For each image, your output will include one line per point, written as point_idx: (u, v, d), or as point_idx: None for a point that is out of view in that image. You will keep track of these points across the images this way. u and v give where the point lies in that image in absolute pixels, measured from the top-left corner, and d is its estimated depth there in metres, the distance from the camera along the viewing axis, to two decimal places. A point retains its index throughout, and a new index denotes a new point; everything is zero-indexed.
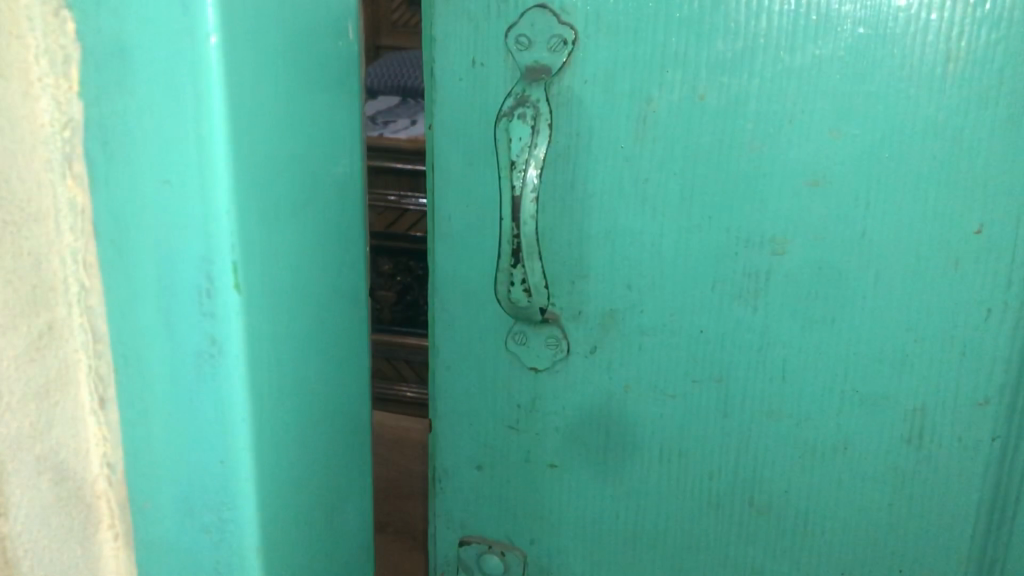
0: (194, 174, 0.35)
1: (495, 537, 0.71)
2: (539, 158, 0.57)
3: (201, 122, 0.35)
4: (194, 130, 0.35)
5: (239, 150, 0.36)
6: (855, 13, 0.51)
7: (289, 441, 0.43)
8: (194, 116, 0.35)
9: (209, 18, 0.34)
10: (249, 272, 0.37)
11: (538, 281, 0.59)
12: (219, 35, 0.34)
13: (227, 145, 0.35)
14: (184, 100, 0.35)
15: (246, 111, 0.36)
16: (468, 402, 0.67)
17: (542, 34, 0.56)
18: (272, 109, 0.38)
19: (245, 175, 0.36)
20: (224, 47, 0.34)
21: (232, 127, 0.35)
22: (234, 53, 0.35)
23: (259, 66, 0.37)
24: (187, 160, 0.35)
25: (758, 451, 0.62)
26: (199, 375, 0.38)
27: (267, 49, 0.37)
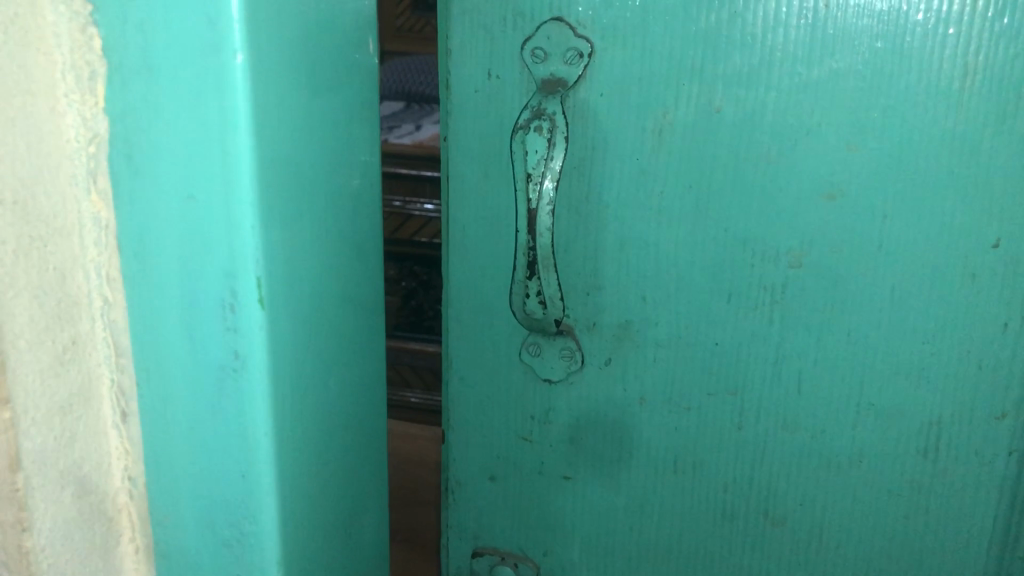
0: (219, 189, 0.36)
1: (508, 548, 0.71)
2: (555, 170, 0.56)
3: (227, 138, 0.35)
4: (219, 145, 0.35)
5: (263, 165, 0.36)
6: (872, 27, 0.51)
7: (309, 454, 0.43)
8: (219, 132, 0.35)
9: (236, 35, 0.34)
10: (271, 288, 0.38)
11: (553, 293, 0.59)
12: (245, 51, 0.34)
13: (251, 161, 0.35)
14: (209, 117, 0.35)
15: (270, 126, 0.36)
16: (483, 412, 0.67)
17: (559, 47, 0.56)
18: (295, 124, 0.38)
19: (269, 191, 0.37)
20: (250, 63, 0.34)
21: (257, 142, 0.35)
22: (260, 69, 0.35)
23: (284, 82, 0.37)
24: (212, 176, 0.35)
25: (772, 463, 0.62)
26: (222, 389, 0.38)
27: (291, 65, 0.38)
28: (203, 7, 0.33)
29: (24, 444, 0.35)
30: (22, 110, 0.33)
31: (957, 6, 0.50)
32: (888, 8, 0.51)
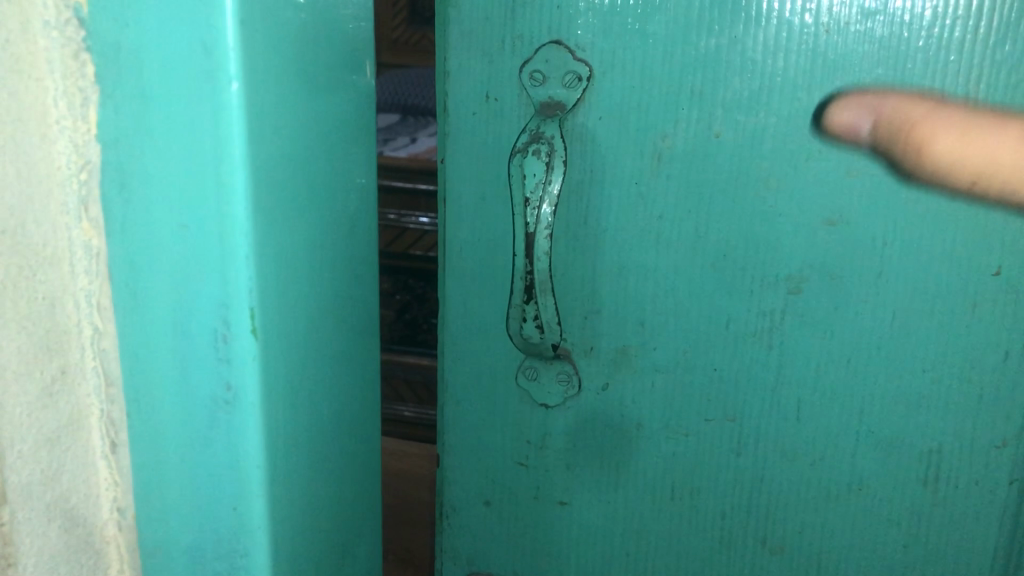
0: (212, 218, 0.35)
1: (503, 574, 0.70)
2: (553, 195, 0.57)
3: (222, 166, 0.34)
4: (214, 174, 0.34)
5: (258, 193, 0.35)
6: (872, 53, 0.51)
7: (302, 484, 0.42)
8: (213, 161, 0.34)
9: (232, 62, 0.33)
10: (265, 318, 0.37)
11: (551, 317, 0.59)
12: (241, 79, 0.33)
13: (246, 190, 0.35)
14: (203, 145, 0.34)
15: (266, 154, 0.36)
16: (478, 436, 0.67)
17: (558, 70, 0.56)
18: (291, 150, 0.38)
19: (264, 220, 0.36)
20: (246, 91, 0.34)
21: (252, 172, 0.35)
22: (256, 96, 0.34)
23: (280, 110, 0.36)
24: (206, 205, 0.35)
25: (770, 490, 0.62)
26: (213, 420, 0.38)
27: (288, 90, 0.37)
28: (198, 34, 0.33)
29: (10, 478, 0.34)
30: (12, 137, 0.33)
31: (958, 33, 0.49)
32: (888, 33, 0.50)
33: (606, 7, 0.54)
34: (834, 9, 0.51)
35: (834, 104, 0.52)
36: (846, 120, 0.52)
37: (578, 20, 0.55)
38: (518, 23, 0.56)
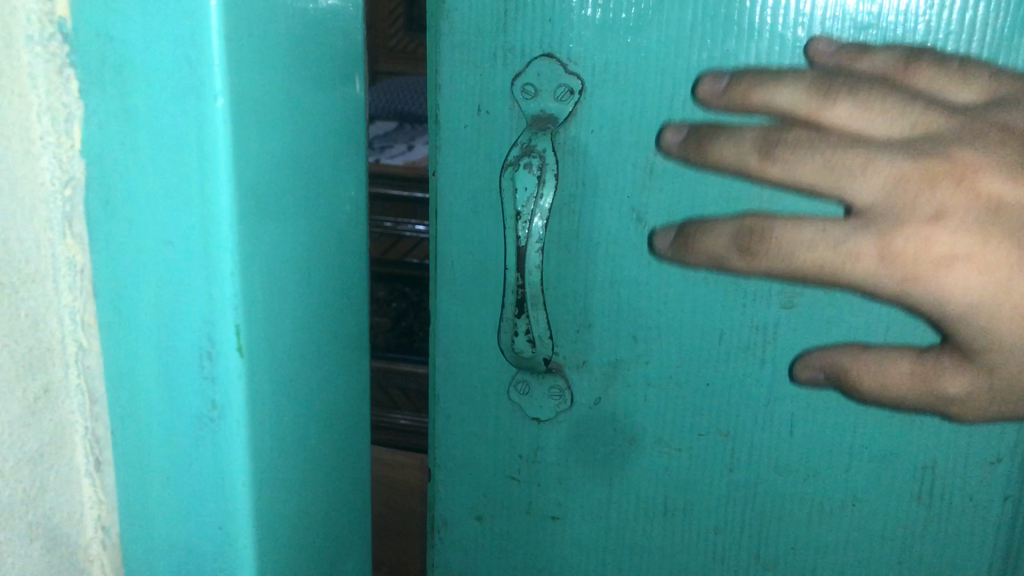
0: (198, 236, 0.35)
1: None
2: (544, 209, 0.57)
3: (207, 183, 0.34)
4: (200, 191, 0.34)
5: (244, 211, 0.35)
6: None
7: (289, 501, 0.42)
8: (199, 177, 0.34)
9: (218, 79, 0.33)
10: (251, 335, 0.36)
11: (542, 332, 0.60)
12: (227, 95, 0.33)
13: (232, 207, 0.34)
14: (189, 162, 0.34)
15: (252, 171, 0.35)
16: (470, 450, 0.67)
17: (549, 83, 0.56)
18: (278, 166, 0.38)
19: (250, 236, 0.36)
20: (232, 107, 0.33)
21: (238, 189, 0.34)
22: (241, 112, 0.34)
23: (268, 126, 0.36)
24: (191, 222, 0.35)
25: (764, 505, 0.61)
26: (199, 438, 0.37)
27: (276, 106, 0.37)
28: (184, 51, 0.32)
29: None
30: None
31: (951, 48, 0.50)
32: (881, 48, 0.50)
33: (599, 21, 0.54)
34: (827, 23, 0.51)
35: None
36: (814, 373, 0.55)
37: (571, 33, 0.55)
38: (510, 36, 0.56)
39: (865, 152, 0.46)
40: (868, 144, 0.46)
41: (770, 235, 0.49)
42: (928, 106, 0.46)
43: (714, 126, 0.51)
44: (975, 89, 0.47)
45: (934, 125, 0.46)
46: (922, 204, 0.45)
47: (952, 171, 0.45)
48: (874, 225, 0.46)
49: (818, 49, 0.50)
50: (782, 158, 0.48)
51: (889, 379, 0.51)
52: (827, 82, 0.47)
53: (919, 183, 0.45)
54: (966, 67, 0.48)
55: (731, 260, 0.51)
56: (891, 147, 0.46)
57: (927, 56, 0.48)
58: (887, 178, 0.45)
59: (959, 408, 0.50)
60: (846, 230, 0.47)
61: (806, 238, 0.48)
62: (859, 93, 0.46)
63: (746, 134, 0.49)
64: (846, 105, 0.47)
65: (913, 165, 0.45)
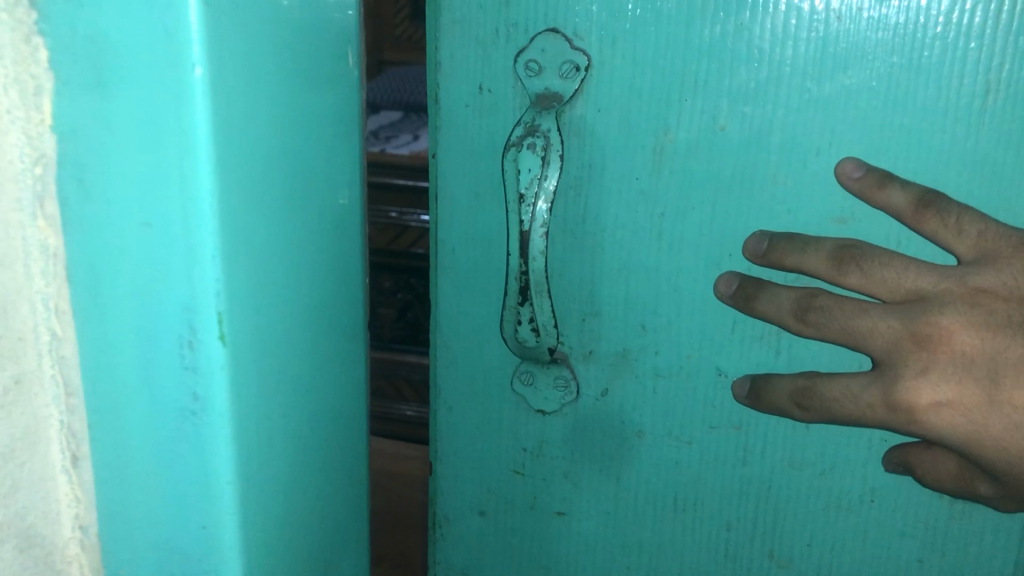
0: (177, 217, 0.32)
1: None
2: (549, 191, 0.54)
3: (186, 160, 0.32)
4: (178, 168, 0.32)
5: (228, 188, 0.33)
6: (886, 41, 0.48)
7: (279, 498, 0.40)
8: (178, 152, 0.32)
9: (195, 47, 0.30)
10: (236, 322, 0.34)
11: (547, 320, 0.57)
12: (205, 63, 0.31)
13: (214, 184, 0.32)
14: (167, 137, 0.31)
15: (237, 147, 0.33)
16: (473, 444, 0.64)
17: (554, 60, 0.54)
18: (264, 142, 0.35)
19: (235, 216, 0.33)
20: (211, 77, 0.31)
21: (220, 166, 0.32)
22: (223, 85, 0.32)
23: (254, 98, 0.34)
24: (170, 203, 0.32)
25: (778, 501, 0.59)
26: (181, 432, 0.35)
27: (263, 78, 0.34)
28: (158, 17, 0.30)
29: None
30: None
31: (979, 19, 0.47)
32: (904, 20, 0.48)
33: None
34: None
35: (846, 93, 0.50)
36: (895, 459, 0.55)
37: (577, 8, 0.52)
38: (513, 10, 0.54)
39: (869, 320, 0.51)
40: (872, 310, 0.51)
41: (809, 390, 0.53)
42: (920, 271, 0.50)
43: (760, 283, 0.53)
44: (965, 244, 0.49)
45: (923, 288, 0.50)
46: (913, 364, 0.50)
47: (937, 337, 0.50)
48: (881, 380, 0.51)
49: (844, 172, 0.50)
50: (812, 324, 0.52)
51: (937, 471, 0.53)
52: (844, 251, 0.50)
53: (910, 347, 0.50)
54: (965, 218, 0.48)
55: (789, 411, 0.54)
56: (889, 313, 0.50)
57: (941, 203, 0.48)
58: (884, 342, 0.51)
59: (990, 503, 0.53)
60: (862, 385, 0.51)
61: (838, 390, 0.52)
62: (867, 264, 0.50)
63: (781, 295, 0.52)
64: (858, 276, 0.50)
65: (904, 330, 0.50)
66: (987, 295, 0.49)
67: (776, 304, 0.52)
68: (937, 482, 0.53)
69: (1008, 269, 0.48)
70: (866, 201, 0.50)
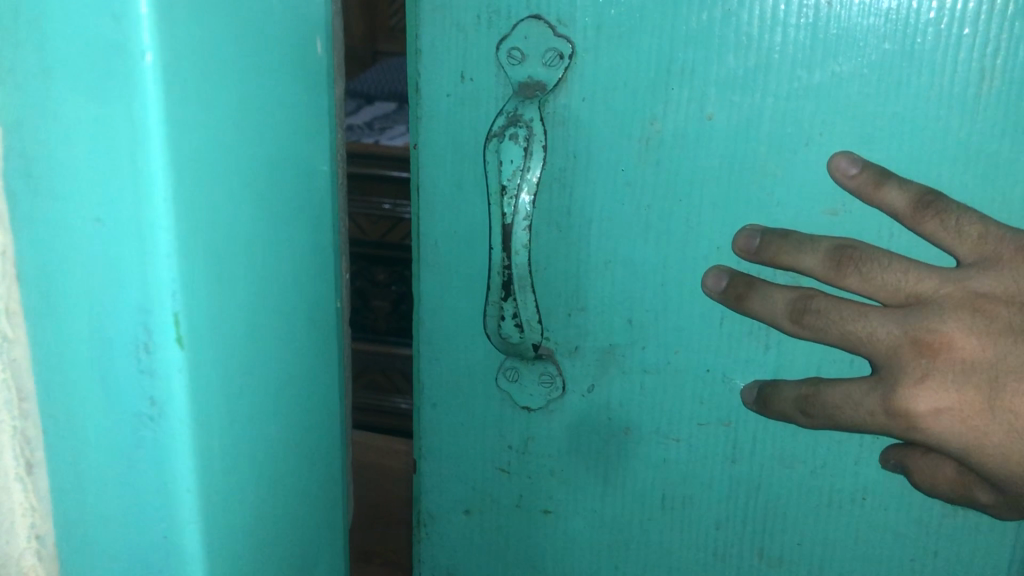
0: (129, 213, 0.31)
1: None
2: (532, 182, 0.52)
3: (137, 152, 0.30)
4: (129, 161, 0.30)
5: (183, 182, 0.31)
6: (879, 26, 0.47)
7: (247, 502, 0.38)
8: (129, 144, 0.30)
9: (144, 32, 0.28)
10: (195, 323, 0.33)
11: (531, 315, 0.55)
12: (157, 49, 0.29)
13: (168, 177, 0.30)
14: (118, 128, 0.30)
15: (192, 138, 0.31)
16: (458, 442, 0.63)
17: (537, 47, 0.52)
18: (225, 132, 0.34)
19: (191, 211, 0.32)
20: (163, 65, 0.29)
21: (174, 160, 0.30)
22: (175, 73, 0.30)
23: (210, 87, 0.32)
24: (121, 198, 0.31)
25: (769, 500, 0.58)
26: (139, 439, 0.34)
27: (221, 65, 0.33)
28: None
29: None
30: None
31: (972, 4, 0.45)
32: (897, 6, 0.46)
33: None
34: None
35: (838, 81, 0.48)
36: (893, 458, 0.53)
37: None
38: None
39: (867, 325, 0.50)
40: (870, 315, 0.50)
41: (809, 396, 0.52)
42: (920, 274, 0.49)
43: (756, 284, 0.52)
44: (966, 246, 0.48)
45: (923, 291, 0.49)
46: (912, 370, 0.50)
47: (936, 344, 0.49)
48: (880, 386, 0.50)
49: (840, 167, 0.49)
50: (810, 327, 0.51)
51: (936, 478, 0.52)
52: (842, 252, 0.49)
53: (910, 353, 0.50)
54: (965, 219, 0.47)
55: (789, 417, 0.53)
56: (888, 318, 0.50)
57: (940, 203, 0.47)
58: (883, 347, 0.50)
59: (993, 511, 0.51)
60: (862, 391, 0.51)
61: (837, 396, 0.51)
62: (866, 266, 0.49)
63: (777, 296, 0.51)
64: (856, 278, 0.49)
65: (905, 335, 0.50)
66: (988, 298, 0.48)
67: (772, 307, 0.52)
68: (934, 488, 0.52)
69: (1011, 272, 0.48)
70: (863, 198, 0.49)
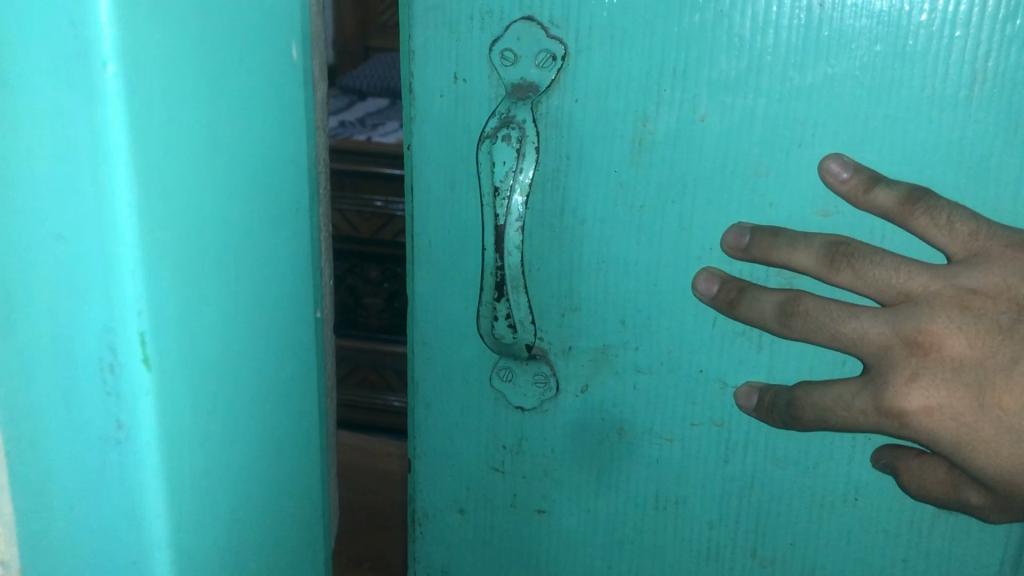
0: (92, 231, 0.30)
1: None
2: (524, 184, 0.52)
3: (101, 167, 0.29)
4: (92, 176, 0.30)
5: (150, 195, 0.31)
6: (870, 29, 0.47)
7: (216, 505, 0.38)
8: (92, 160, 0.29)
9: (107, 43, 0.28)
10: (162, 341, 0.33)
11: (524, 315, 0.55)
12: (119, 60, 0.28)
13: (130, 193, 0.30)
14: (81, 143, 0.29)
15: (158, 149, 0.31)
16: (451, 442, 0.63)
17: (530, 49, 0.52)
18: (197, 140, 0.33)
19: (158, 226, 0.32)
20: (126, 77, 0.29)
21: (140, 175, 0.30)
22: (140, 84, 0.30)
23: (176, 87, 0.32)
24: (84, 215, 0.30)
25: (761, 499, 0.58)
26: (106, 459, 0.34)
27: (187, 73, 0.33)
28: (65, 10, 0.28)
29: None
30: None
31: (964, 6, 0.46)
32: (888, 7, 0.47)
33: None
34: None
35: (829, 83, 0.48)
36: (884, 459, 0.54)
37: None
38: None
39: (858, 324, 0.51)
40: (861, 314, 0.51)
41: (800, 399, 0.52)
42: (910, 271, 0.50)
43: (747, 286, 0.52)
44: (957, 242, 0.48)
45: (912, 289, 0.50)
46: (903, 370, 0.50)
47: (928, 344, 0.50)
48: (871, 384, 0.51)
49: (831, 170, 0.49)
50: (800, 328, 0.51)
51: (925, 480, 0.52)
52: (837, 249, 0.50)
53: (901, 352, 0.50)
54: (955, 215, 0.48)
55: (779, 419, 0.53)
56: (879, 317, 0.50)
57: (929, 199, 0.48)
58: (874, 347, 0.51)
59: (977, 513, 0.52)
60: (853, 391, 0.51)
61: (828, 396, 0.52)
62: (858, 265, 0.49)
63: (766, 297, 0.52)
64: (848, 276, 0.49)
65: (895, 335, 0.50)
66: (975, 296, 0.49)
67: (761, 307, 0.52)
68: (923, 490, 0.53)
69: (999, 269, 0.48)
70: (853, 200, 0.49)
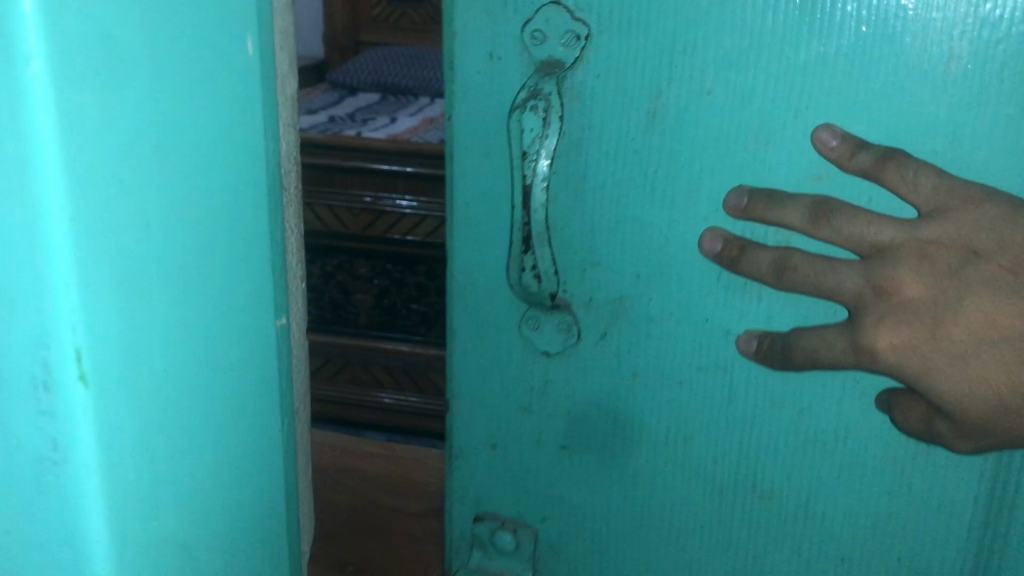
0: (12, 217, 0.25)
1: (509, 513, 0.65)
2: (551, 149, 0.52)
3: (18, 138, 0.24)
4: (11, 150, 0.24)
5: (90, 171, 0.25)
6: (856, 10, 0.46)
7: (227, 475, 0.36)
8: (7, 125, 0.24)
9: None
10: (103, 347, 0.27)
11: (549, 267, 0.54)
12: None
13: (62, 168, 0.24)
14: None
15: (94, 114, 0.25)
16: (483, 378, 0.61)
17: (558, 29, 0.51)
18: (158, 123, 0.28)
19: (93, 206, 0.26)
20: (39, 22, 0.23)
21: (69, 145, 0.24)
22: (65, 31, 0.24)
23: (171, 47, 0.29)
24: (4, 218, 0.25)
25: (760, 439, 0.57)
26: (41, 485, 0.27)
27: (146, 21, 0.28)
28: None
29: None
30: None
31: None
32: None
33: None
34: None
35: (833, 61, 0.47)
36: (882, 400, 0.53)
37: None
38: None
39: (836, 275, 0.49)
40: (839, 265, 0.49)
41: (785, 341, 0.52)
42: (880, 223, 0.48)
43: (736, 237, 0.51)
44: (920, 195, 0.46)
45: (883, 242, 0.48)
46: (872, 316, 0.48)
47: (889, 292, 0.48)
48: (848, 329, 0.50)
49: (822, 139, 0.48)
50: (787, 280, 0.50)
51: (908, 413, 0.51)
52: (818, 207, 0.48)
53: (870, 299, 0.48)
54: (923, 172, 0.46)
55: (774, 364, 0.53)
56: (853, 267, 0.49)
57: (900, 158, 0.46)
58: (849, 295, 0.49)
59: (953, 452, 0.51)
60: (836, 333, 0.50)
61: (811, 342, 0.51)
62: (834, 218, 0.48)
63: (757, 250, 0.51)
64: (828, 232, 0.48)
65: (865, 283, 0.48)
66: (937, 246, 0.47)
67: (745, 259, 0.51)
68: (906, 423, 0.51)
69: (960, 221, 0.46)
70: (842, 166, 0.48)
